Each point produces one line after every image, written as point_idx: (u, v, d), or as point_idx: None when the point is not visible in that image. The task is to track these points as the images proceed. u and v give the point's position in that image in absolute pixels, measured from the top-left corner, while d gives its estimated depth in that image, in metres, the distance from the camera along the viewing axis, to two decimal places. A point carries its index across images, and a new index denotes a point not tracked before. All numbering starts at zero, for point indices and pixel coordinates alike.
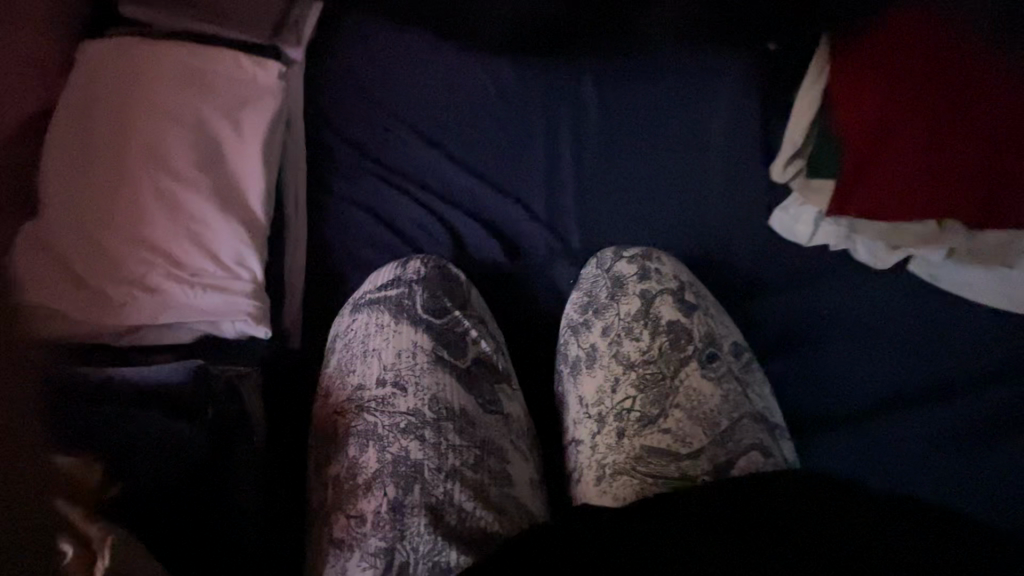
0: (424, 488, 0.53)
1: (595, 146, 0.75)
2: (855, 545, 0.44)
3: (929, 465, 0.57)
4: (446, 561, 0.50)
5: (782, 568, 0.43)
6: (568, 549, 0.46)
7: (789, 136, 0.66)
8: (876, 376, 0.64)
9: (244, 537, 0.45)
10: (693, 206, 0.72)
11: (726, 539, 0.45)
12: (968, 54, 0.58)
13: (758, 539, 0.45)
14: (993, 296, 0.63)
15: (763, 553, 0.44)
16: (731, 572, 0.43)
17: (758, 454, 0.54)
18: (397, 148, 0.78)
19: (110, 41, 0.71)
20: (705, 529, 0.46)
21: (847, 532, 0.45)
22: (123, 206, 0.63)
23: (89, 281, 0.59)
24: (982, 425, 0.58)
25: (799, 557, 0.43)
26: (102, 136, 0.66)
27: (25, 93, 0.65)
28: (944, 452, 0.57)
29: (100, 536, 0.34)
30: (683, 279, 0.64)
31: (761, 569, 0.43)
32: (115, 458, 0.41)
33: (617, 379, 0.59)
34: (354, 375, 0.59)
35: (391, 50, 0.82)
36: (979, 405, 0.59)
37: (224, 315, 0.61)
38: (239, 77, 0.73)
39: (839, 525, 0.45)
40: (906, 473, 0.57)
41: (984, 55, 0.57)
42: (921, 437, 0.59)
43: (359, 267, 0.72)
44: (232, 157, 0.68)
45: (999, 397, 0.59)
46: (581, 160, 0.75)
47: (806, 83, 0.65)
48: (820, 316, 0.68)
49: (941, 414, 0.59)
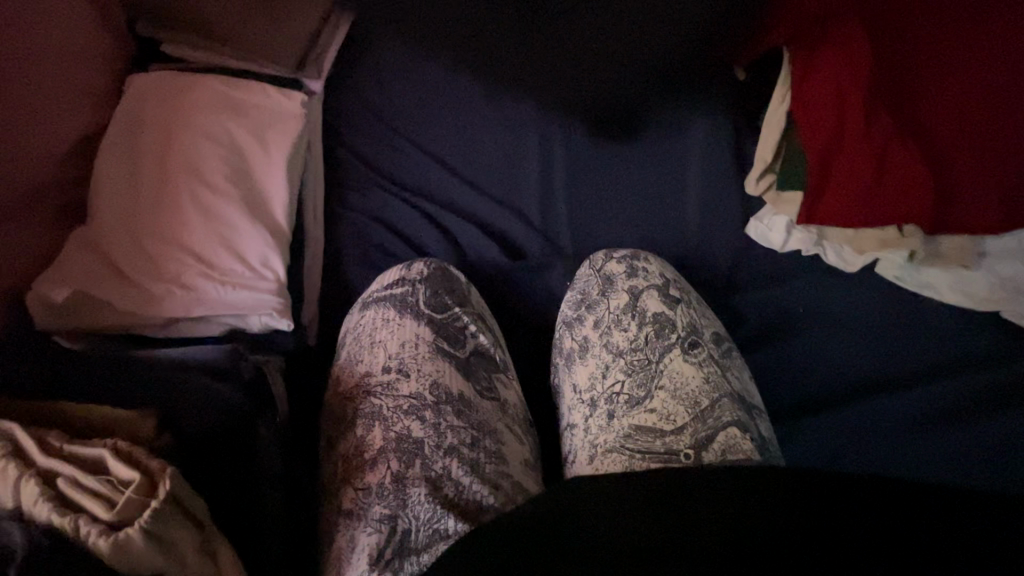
0: (424, 463, 0.57)
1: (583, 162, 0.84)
2: (840, 503, 0.46)
3: (893, 441, 0.64)
4: (445, 528, 0.53)
5: (761, 526, 0.46)
6: (562, 517, 0.50)
7: (761, 154, 0.79)
8: (844, 365, 0.71)
9: (273, 498, 0.51)
10: (669, 214, 0.81)
11: (706, 499, 0.49)
12: (885, 96, 0.74)
13: (742, 506, 0.48)
14: (948, 292, 0.72)
15: (740, 518, 0.47)
16: (711, 531, 0.47)
17: (736, 429, 0.57)
18: (407, 166, 0.86)
19: (154, 75, 0.81)
20: (687, 495, 0.50)
21: (827, 490, 0.47)
22: (164, 215, 0.71)
23: (131, 277, 0.66)
24: (936, 413, 0.65)
25: (777, 519, 0.46)
26: (147, 154, 0.74)
27: (80, 118, 0.75)
28: (906, 432, 0.65)
29: (159, 468, 0.41)
30: (668, 276, 0.69)
31: (744, 530, 0.46)
32: (166, 415, 0.49)
33: (608, 367, 0.64)
34: (362, 364, 0.64)
35: (404, 82, 0.91)
36: (939, 392, 0.66)
37: (252, 309, 0.68)
38: (267, 103, 0.81)
39: (818, 484, 0.48)
40: (869, 445, 0.65)
41: (894, 100, 0.74)
42: (888, 416, 0.66)
43: (371, 271, 0.79)
44: (259, 173, 0.76)
45: (958, 386, 0.66)
46: (571, 174, 0.84)
47: (773, 107, 0.79)
48: (793, 311, 0.75)
49: (907, 399, 0.66)
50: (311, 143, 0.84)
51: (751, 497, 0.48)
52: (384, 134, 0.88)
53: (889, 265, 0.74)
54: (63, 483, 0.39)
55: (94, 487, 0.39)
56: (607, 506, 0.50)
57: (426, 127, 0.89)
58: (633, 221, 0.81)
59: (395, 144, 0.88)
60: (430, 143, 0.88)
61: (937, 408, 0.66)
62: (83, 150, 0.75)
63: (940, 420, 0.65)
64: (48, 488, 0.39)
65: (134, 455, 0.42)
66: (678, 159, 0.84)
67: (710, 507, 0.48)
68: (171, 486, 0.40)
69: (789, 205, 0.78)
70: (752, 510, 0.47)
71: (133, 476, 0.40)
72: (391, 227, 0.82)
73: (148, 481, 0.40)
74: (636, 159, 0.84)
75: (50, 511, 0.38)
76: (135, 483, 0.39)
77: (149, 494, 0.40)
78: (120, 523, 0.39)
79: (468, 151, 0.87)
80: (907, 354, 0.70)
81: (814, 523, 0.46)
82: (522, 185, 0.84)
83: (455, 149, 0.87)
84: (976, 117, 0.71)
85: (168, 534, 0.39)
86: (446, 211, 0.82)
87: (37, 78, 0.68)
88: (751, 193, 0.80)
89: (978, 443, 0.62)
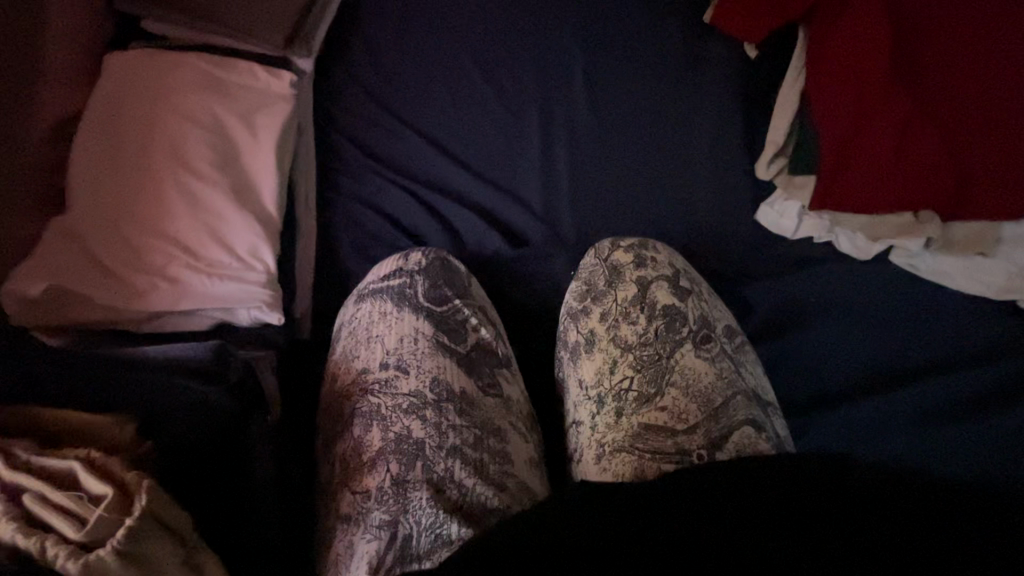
0: (426, 464, 0.54)
1: (586, 146, 0.81)
2: (872, 515, 0.43)
3: (909, 435, 0.61)
4: (447, 533, 0.50)
5: (790, 534, 0.43)
6: (566, 510, 0.46)
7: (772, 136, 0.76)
8: (859, 355, 0.67)
9: (265, 505, 0.51)
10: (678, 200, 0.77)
11: (732, 501, 0.46)
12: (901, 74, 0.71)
13: (768, 515, 0.44)
14: (966, 282, 0.68)
15: (768, 524, 0.44)
16: (739, 539, 0.43)
17: (751, 429, 0.55)
18: (403, 149, 0.82)
19: (133, 53, 0.76)
20: (709, 499, 0.46)
21: (864, 503, 0.44)
22: (147, 203, 0.67)
23: (112, 269, 0.62)
24: (954, 409, 0.62)
25: (806, 529, 0.43)
26: (127, 139, 0.70)
27: (55, 99, 0.70)
28: (923, 426, 0.61)
29: (137, 481, 0.39)
30: (677, 266, 0.66)
31: (778, 540, 0.42)
32: (148, 422, 0.46)
33: (616, 361, 0.61)
34: (359, 360, 0.61)
35: (397, 60, 0.87)
36: (958, 386, 0.63)
37: (240, 302, 0.65)
38: (254, 84, 0.77)
39: (845, 490, 0.45)
40: (880, 438, 0.61)
41: (910, 77, 0.71)
42: (903, 412, 0.63)
43: (366, 261, 0.75)
44: (247, 158, 0.72)
45: (979, 377, 0.63)
46: (574, 159, 0.80)
47: (785, 87, 0.77)
48: (808, 302, 0.71)
49: (925, 391, 0.63)
50: (301, 125, 0.80)
51: (777, 503, 0.45)
52: (378, 116, 0.84)
53: (901, 252, 0.71)
54: (27, 499, 0.36)
55: (61, 503, 0.37)
56: (622, 509, 0.46)
57: (422, 108, 0.84)
58: (639, 207, 0.77)
59: (389, 126, 0.83)
60: (425, 125, 0.83)
61: (956, 398, 0.62)
62: (59, 133, 0.70)
63: (956, 414, 0.62)
64: (11, 504, 0.36)
65: (108, 468, 0.39)
66: (684, 144, 0.80)
67: (737, 510, 0.45)
68: (148, 502, 0.38)
69: (801, 189, 0.74)
70: (781, 518, 0.44)
71: (106, 492, 0.38)
72: (386, 214, 0.78)
73: (124, 497, 0.38)
74: (643, 144, 0.80)
75: (13, 531, 0.35)
76: (108, 499, 0.37)
77: (123, 511, 0.38)
78: (91, 544, 0.36)
79: (466, 134, 0.82)
80: (925, 345, 0.67)
81: (846, 535, 0.42)
82: (524, 171, 0.80)
83: (452, 132, 0.82)
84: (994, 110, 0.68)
85: (145, 553, 0.37)
86: (444, 198, 0.78)
87: (8, 56, 0.63)
88: (762, 178, 0.77)
89: (996, 437, 0.59)
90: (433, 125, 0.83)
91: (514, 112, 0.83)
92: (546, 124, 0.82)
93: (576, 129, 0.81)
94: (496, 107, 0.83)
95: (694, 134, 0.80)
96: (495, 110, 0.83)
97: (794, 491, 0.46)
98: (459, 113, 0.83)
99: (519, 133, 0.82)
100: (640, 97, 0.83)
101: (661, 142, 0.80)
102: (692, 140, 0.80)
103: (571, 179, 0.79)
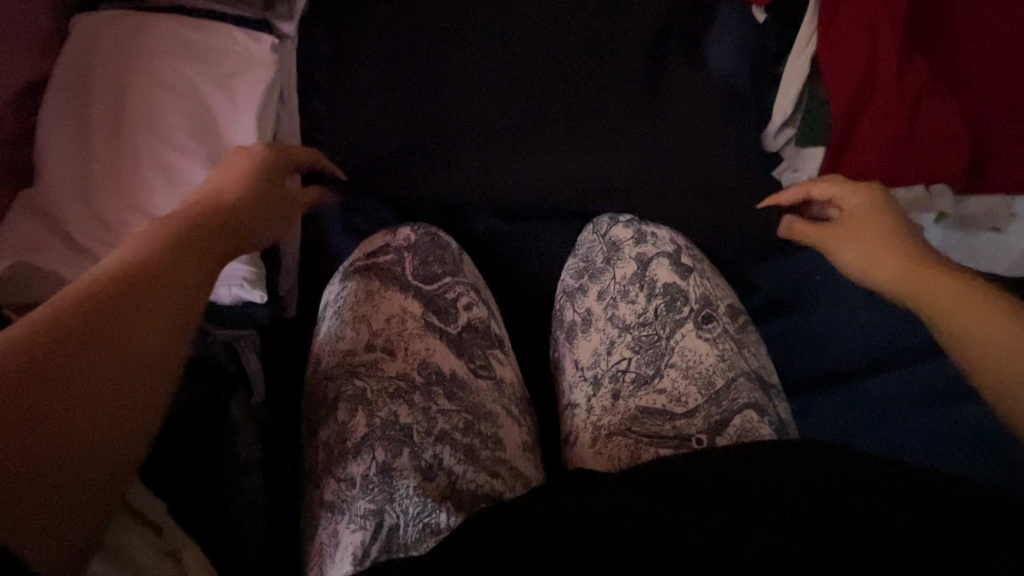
0: (413, 451, 0.52)
1: (586, 109, 0.75)
2: (865, 510, 0.41)
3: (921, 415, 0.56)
4: (436, 522, 0.48)
5: (780, 525, 0.41)
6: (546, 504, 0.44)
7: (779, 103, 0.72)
8: (874, 333, 0.63)
9: (249, 487, 0.49)
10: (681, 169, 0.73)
11: (726, 493, 0.44)
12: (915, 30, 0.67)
13: (759, 504, 0.42)
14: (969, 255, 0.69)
15: (759, 517, 0.42)
16: (724, 528, 0.41)
17: (753, 412, 0.52)
18: (389, 112, 0.76)
19: (101, 13, 0.70)
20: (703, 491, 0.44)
21: (864, 497, 0.41)
22: (120, 176, 0.63)
23: (84, 247, 0.60)
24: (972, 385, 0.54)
25: (796, 522, 0.41)
26: (98, 107, 0.66)
27: (17, 65, 0.66)
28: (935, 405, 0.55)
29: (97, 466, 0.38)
30: (679, 243, 0.63)
31: (767, 526, 0.41)
32: None
33: (613, 343, 0.59)
34: (343, 340, 0.58)
35: (383, 12, 0.79)
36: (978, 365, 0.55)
37: (220, 281, 0.61)
38: (231, 47, 0.71)
39: (838, 481, 0.43)
40: (884, 419, 0.58)
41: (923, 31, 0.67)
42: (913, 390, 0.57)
43: (353, 237, 0.72)
44: (224, 126, 0.68)
45: None
46: (572, 124, 0.74)
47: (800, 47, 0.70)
48: (811, 279, 0.69)
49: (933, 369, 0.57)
50: (284, 91, 0.75)
51: (767, 495, 0.43)
52: (362, 76, 0.78)
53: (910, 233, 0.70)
54: None
55: None
56: (608, 500, 0.44)
57: (409, 66, 0.77)
58: (641, 179, 0.74)
59: (373, 86, 0.77)
60: (411, 83, 0.76)
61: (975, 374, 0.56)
62: (23, 102, 0.67)
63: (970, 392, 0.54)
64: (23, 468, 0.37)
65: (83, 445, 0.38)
66: (691, 108, 0.75)
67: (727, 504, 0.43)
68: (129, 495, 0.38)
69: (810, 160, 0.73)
70: (772, 515, 0.42)
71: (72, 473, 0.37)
72: (373, 187, 0.74)
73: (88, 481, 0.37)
74: (648, 107, 0.75)
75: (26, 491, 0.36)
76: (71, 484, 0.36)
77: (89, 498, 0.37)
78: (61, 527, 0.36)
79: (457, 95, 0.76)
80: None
81: (835, 534, 0.40)
82: (520, 136, 0.74)
83: (441, 91, 0.76)
84: (1017, 66, 0.64)
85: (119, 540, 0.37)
86: (434, 168, 0.74)
87: None
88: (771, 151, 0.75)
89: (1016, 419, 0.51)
90: (421, 83, 0.76)
91: (508, 69, 0.76)
92: (543, 82, 0.76)
93: (576, 90, 0.75)
94: (490, 64, 0.76)
95: (703, 96, 0.75)
96: (488, 66, 0.76)
97: (787, 485, 0.43)
98: (447, 70, 0.76)
99: (514, 93, 0.75)
100: (646, 53, 0.77)
101: (666, 106, 0.75)
102: (700, 105, 0.75)
103: (570, 145, 0.74)
